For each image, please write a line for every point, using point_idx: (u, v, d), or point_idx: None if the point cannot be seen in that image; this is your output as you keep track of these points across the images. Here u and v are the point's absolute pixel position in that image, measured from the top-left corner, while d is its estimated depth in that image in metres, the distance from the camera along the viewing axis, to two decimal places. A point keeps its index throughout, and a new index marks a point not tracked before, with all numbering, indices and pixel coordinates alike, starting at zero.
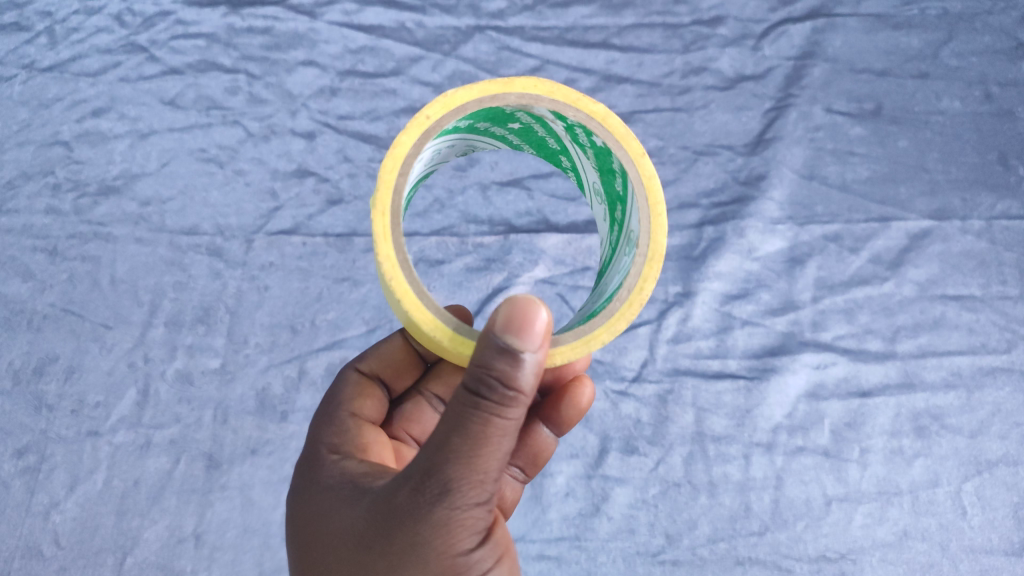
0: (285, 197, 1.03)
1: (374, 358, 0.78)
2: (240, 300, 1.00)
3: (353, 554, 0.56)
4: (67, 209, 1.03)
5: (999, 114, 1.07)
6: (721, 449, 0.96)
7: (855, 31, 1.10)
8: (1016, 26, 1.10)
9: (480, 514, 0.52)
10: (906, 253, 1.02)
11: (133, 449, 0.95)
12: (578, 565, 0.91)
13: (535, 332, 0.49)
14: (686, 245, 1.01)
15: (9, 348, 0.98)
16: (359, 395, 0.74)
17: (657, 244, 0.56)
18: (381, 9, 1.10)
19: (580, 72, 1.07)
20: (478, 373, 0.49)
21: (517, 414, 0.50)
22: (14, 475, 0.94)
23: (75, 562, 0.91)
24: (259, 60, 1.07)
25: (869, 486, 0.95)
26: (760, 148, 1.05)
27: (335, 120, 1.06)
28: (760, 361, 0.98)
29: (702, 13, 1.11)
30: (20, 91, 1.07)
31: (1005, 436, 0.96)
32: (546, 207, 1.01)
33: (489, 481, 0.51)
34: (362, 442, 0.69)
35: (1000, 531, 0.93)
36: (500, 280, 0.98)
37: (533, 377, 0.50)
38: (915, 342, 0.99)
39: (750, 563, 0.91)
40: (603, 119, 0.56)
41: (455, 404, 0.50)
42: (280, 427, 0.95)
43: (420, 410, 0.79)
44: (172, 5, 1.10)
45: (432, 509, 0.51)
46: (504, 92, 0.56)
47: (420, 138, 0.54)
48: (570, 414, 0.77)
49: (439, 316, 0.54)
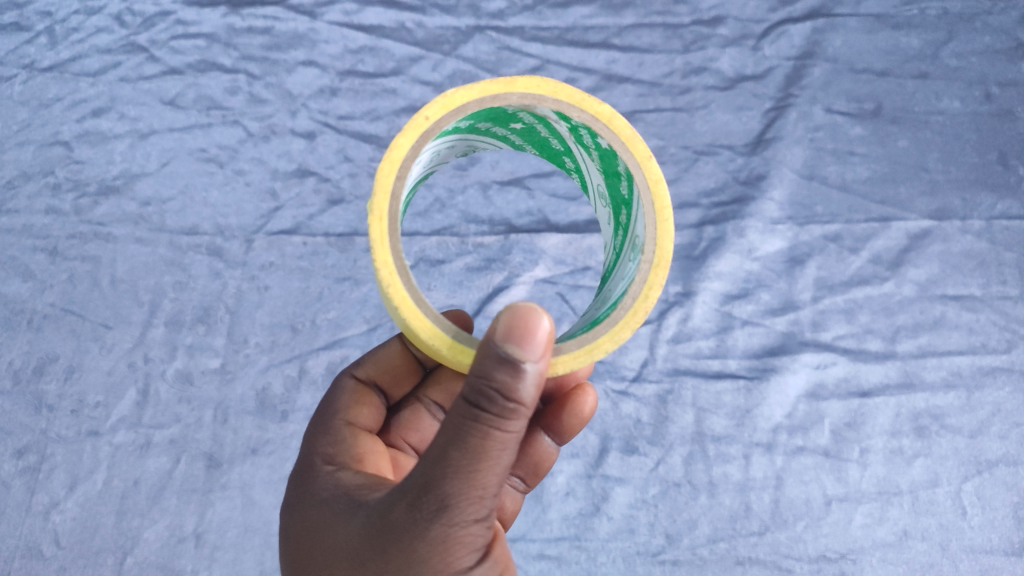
0: (285, 197, 1.03)
1: (371, 364, 0.77)
2: (240, 300, 1.00)
3: (349, 570, 0.56)
4: (68, 209, 1.03)
5: (999, 114, 1.07)
6: (721, 449, 0.96)
7: (855, 31, 1.10)
8: (1016, 26, 1.10)
9: (479, 530, 0.52)
10: (906, 253, 1.02)
11: (133, 449, 0.95)
12: (578, 565, 0.91)
13: (536, 341, 0.49)
14: (686, 245, 1.01)
15: (9, 347, 0.98)
16: (355, 403, 0.74)
17: (663, 249, 0.56)
18: (381, 9, 1.10)
19: (580, 72, 1.07)
20: (478, 384, 0.49)
21: (517, 426, 0.50)
22: (14, 475, 0.94)
23: (75, 562, 0.91)
24: (259, 60, 1.07)
25: (869, 486, 0.95)
26: (760, 148, 1.05)
27: (335, 120, 1.06)
28: (760, 361, 0.98)
29: (702, 13, 1.11)
30: (20, 91, 1.07)
31: (1005, 436, 0.96)
32: (546, 207, 1.01)
33: (488, 496, 0.51)
34: (358, 452, 0.69)
35: (1000, 531, 0.93)
36: (500, 280, 0.98)
37: (533, 389, 0.50)
38: (915, 342, 0.99)
39: (750, 563, 0.91)
40: (608, 120, 0.56)
41: (454, 416, 0.50)
42: (280, 427, 0.95)
43: (417, 417, 0.79)
44: (172, 5, 1.10)
45: (430, 525, 0.51)
46: (506, 92, 0.56)
47: (418, 140, 0.54)
48: (572, 423, 0.77)
49: (437, 323, 0.54)
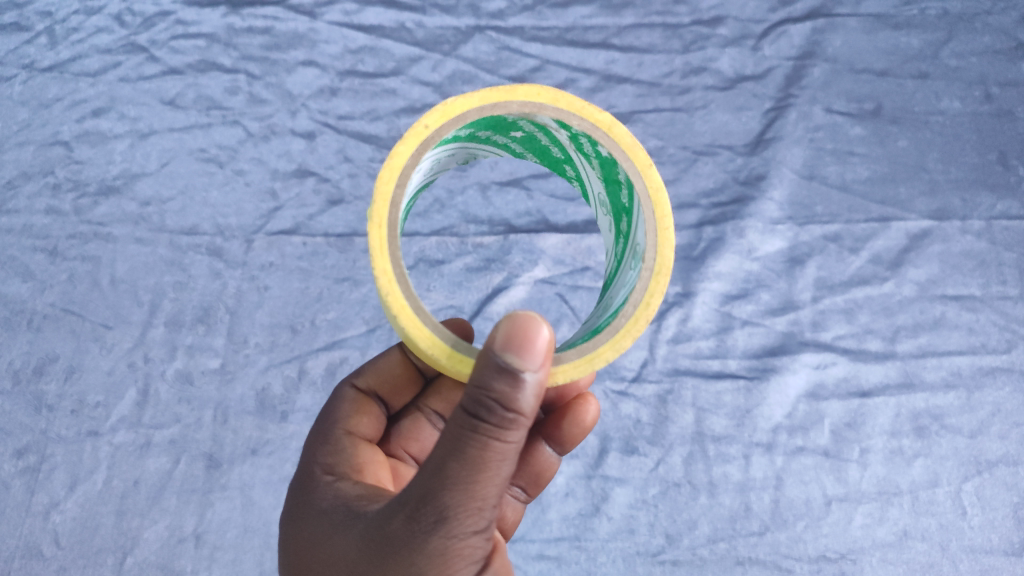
0: (285, 197, 1.03)
1: (371, 374, 0.77)
2: (240, 300, 1.00)
3: None
4: (67, 209, 1.03)
5: (999, 114, 1.07)
6: (721, 449, 0.96)
7: (855, 31, 1.10)
8: (1016, 26, 1.10)
9: (478, 542, 0.52)
10: (906, 253, 1.02)
11: (133, 449, 0.95)
12: (578, 565, 0.91)
13: (535, 351, 0.49)
14: (686, 245, 1.01)
15: (9, 347, 0.98)
16: (355, 413, 0.74)
17: (664, 258, 0.56)
18: (381, 9, 1.10)
19: (580, 73, 1.07)
20: (477, 394, 0.49)
21: (516, 437, 0.50)
22: (14, 475, 0.94)
23: (75, 562, 0.91)
24: (259, 60, 1.07)
25: (869, 486, 0.95)
26: (760, 149, 1.05)
27: (335, 120, 1.06)
28: (760, 361, 0.98)
29: (702, 13, 1.11)
30: (20, 91, 1.07)
31: (1005, 436, 0.96)
32: (546, 207, 1.01)
33: (487, 508, 0.51)
34: (357, 462, 0.69)
35: (1000, 531, 0.93)
36: (500, 280, 0.98)
37: (533, 399, 0.50)
38: (915, 342, 0.99)
39: (750, 563, 0.91)
40: (608, 129, 0.56)
41: (453, 426, 0.50)
42: (280, 427, 0.95)
43: (418, 427, 0.79)
44: (172, 4, 1.10)
45: (428, 537, 0.51)
46: (507, 100, 0.56)
47: (418, 148, 0.54)
48: (573, 432, 0.77)
49: (437, 333, 0.54)
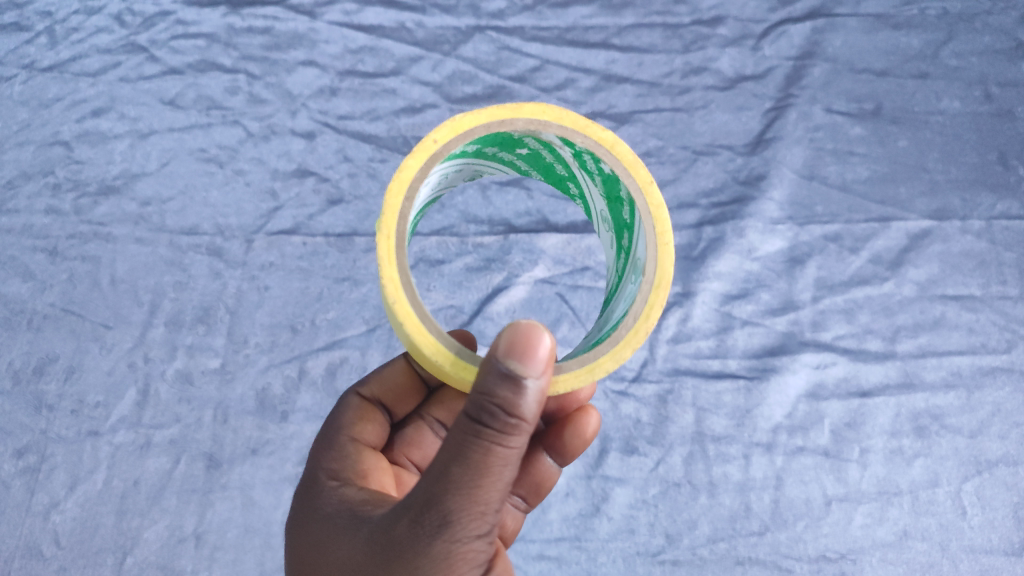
0: (285, 197, 1.03)
1: (375, 382, 0.77)
2: (240, 300, 1.00)
3: None
4: (67, 209, 1.03)
5: (999, 114, 1.07)
6: (721, 449, 0.96)
7: (854, 31, 1.10)
8: (1016, 26, 1.10)
9: (481, 546, 0.52)
10: (906, 253, 1.02)
11: (133, 449, 0.95)
12: (578, 565, 0.91)
13: (537, 358, 0.50)
14: (686, 245, 1.01)
15: (9, 347, 0.98)
16: (359, 419, 0.74)
17: (664, 272, 0.56)
18: (381, 9, 1.10)
19: (580, 72, 1.07)
20: (481, 400, 0.49)
21: (519, 443, 0.50)
22: (14, 475, 0.94)
23: (75, 562, 0.91)
24: (259, 60, 1.08)
25: (869, 486, 0.95)
26: (760, 148, 1.05)
27: (335, 120, 1.06)
28: (760, 361, 0.98)
29: (702, 13, 1.11)
30: (19, 91, 1.07)
31: (1005, 436, 0.96)
32: (546, 207, 1.01)
33: (490, 512, 0.51)
34: (362, 468, 0.69)
35: (1000, 531, 0.93)
36: (500, 280, 0.98)
37: (534, 406, 0.50)
38: (915, 342, 0.99)
39: (750, 563, 0.91)
40: (611, 146, 0.56)
41: (457, 432, 0.50)
42: (280, 427, 0.96)
43: (421, 434, 0.79)
44: (172, 4, 1.10)
45: (433, 541, 0.51)
46: (513, 118, 0.56)
47: (426, 162, 0.54)
48: (574, 443, 0.77)
49: (441, 340, 0.54)
